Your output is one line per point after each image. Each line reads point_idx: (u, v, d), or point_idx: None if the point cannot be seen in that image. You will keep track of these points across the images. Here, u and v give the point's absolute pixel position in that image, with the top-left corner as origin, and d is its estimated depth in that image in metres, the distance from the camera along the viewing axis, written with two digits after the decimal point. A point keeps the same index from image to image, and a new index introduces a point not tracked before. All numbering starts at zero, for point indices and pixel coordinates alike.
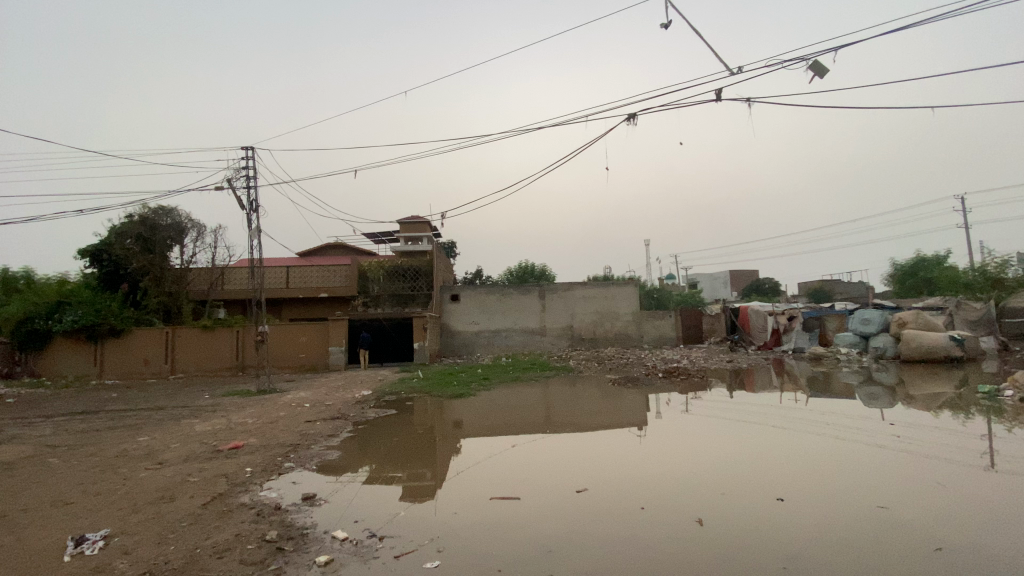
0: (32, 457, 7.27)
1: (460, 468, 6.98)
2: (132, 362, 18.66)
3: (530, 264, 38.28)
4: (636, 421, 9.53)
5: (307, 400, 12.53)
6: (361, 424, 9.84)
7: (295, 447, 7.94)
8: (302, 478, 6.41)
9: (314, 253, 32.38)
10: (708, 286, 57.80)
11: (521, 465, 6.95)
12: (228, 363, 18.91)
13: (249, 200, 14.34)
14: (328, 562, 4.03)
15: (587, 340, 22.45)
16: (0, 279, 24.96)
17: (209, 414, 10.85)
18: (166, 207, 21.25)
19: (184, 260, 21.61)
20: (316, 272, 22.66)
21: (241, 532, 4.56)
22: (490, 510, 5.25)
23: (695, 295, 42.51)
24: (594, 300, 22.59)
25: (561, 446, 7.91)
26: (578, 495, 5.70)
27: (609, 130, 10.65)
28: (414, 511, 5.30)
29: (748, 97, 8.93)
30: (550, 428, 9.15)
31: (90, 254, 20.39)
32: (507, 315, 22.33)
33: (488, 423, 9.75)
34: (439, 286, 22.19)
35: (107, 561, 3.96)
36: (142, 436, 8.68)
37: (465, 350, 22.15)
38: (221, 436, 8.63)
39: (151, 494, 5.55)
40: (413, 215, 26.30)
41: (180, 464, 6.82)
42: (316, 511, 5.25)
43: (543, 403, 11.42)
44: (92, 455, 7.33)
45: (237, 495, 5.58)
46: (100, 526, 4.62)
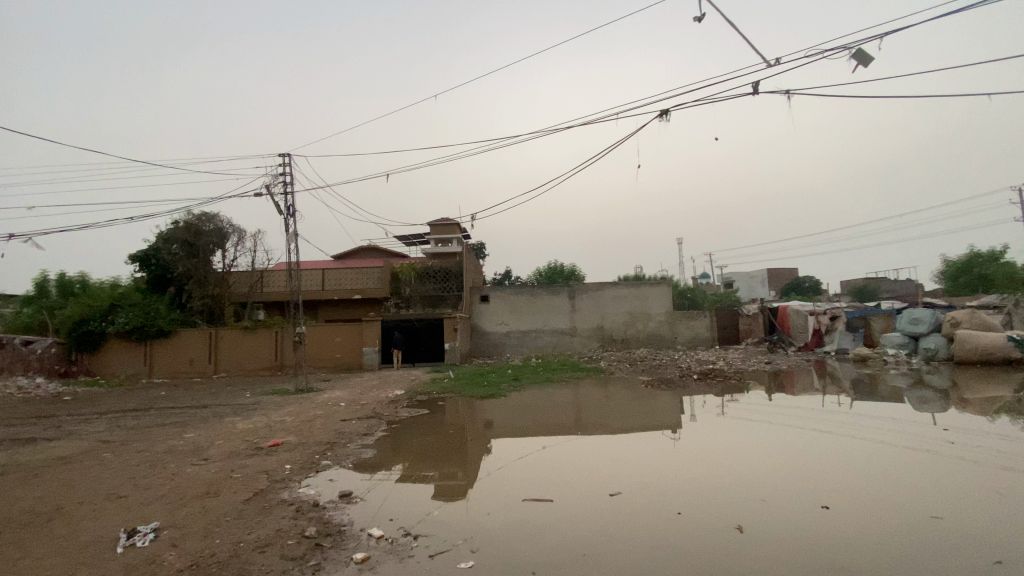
0: (88, 451, 7.68)
1: (492, 468, 6.99)
2: (179, 362, 19.50)
3: (559, 264, 38.15)
4: (671, 423, 9.35)
5: (342, 399, 12.82)
6: (395, 423, 10.00)
7: (332, 444, 8.13)
8: (339, 475, 6.55)
9: (348, 255, 33.16)
10: (745, 285, 56.16)
11: (554, 467, 6.91)
12: (268, 363, 19.53)
13: (287, 205, 14.76)
14: (365, 559, 4.09)
15: (618, 341, 22.18)
16: (60, 283, 26.59)
17: (250, 412, 11.23)
18: (210, 213, 22.22)
19: (225, 264, 22.51)
20: (349, 275, 23.18)
21: (281, 528, 4.68)
22: (523, 512, 5.22)
23: (730, 294, 41.39)
24: (626, 300, 22.28)
25: (595, 448, 7.83)
26: (612, 498, 5.61)
27: (642, 127, 10.50)
28: (447, 511, 5.33)
29: (788, 89, 8.64)
30: (582, 429, 9.07)
31: (140, 259, 21.44)
32: (537, 316, 22.26)
33: (519, 424, 9.74)
34: (468, 287, 22.30)
35: (158, 553, 4.13)
36: (188, 433, 9.05)
37: (495, 350, 22.20)
38: (261, 433, 8.91)
39: (197, 489, 5.77)
40: (443, 217, 26.60)
41: (223, 460, 7.08)
42: (353, 509, 5.35)
43: (575, 404, 11.34)
44: (143, 451, 7.69)
45: (278, 491, 5.76)
46: (151, 519, 4.82)
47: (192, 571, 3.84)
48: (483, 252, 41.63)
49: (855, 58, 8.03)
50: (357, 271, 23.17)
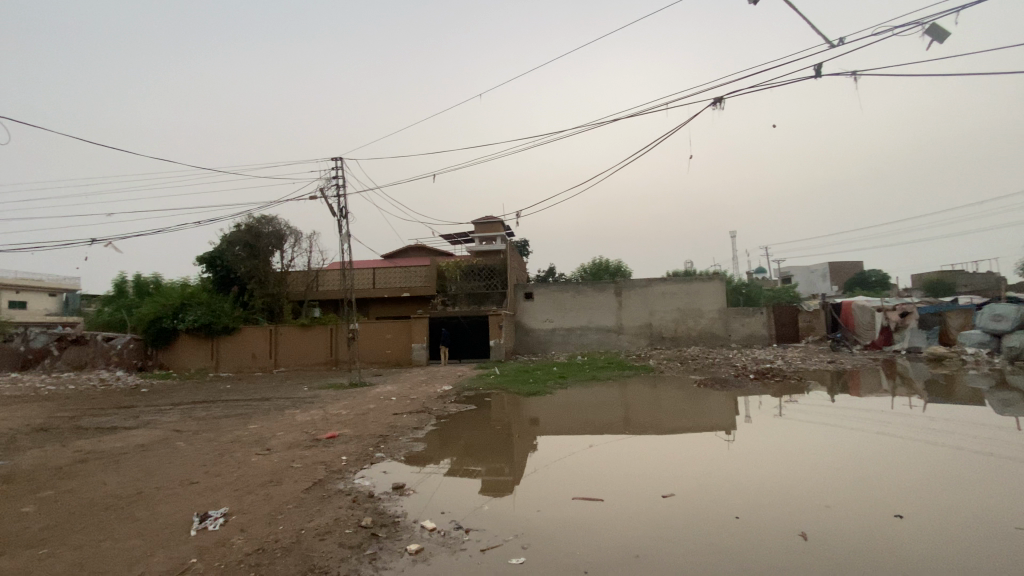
0: (165, 440, 8.26)
1: (539, 465, 6.98)
2: (242, 357, 20.67)
3: (605, 261, 37.64)
4: (724, 424, 8.99)
5: (393, 393, 13.15)
6: (444, 418, 10.16)
7: (384, 438, 8.35)
8: (391, 467, 6.74)
9: (396, 255, 34.03)
10: (804, 280, 53.46)
11: (603, 466, 6.79)
12: (322, 359, 20.32)
13: (339, 207, 15.29)
14: (418, 551, 4.17)
15: (668, 339, 21.60)
16: (137, 284, 28.73)
17: (308, 405, 11.74)
18: (269, 216, 23.33)
19: (284, 264, 23.59)
20: (398, 273, 23.78)
21: (339, 517, 4.85)
22: (573, 511, 5.17)
23: (787, 290, 39.45)
24: (675, 296, 21.67)
25: (645, 448, 7.65)
26: (665, 500, 5.45)
27: (692, 117, 10.14)
28: (496, 506, 5.35)
29: (853, 71, 8.10)
30: (630, 429, 8.89)
31: (207, 260, 22.81)
32: (583, 313, 22.02)
33: (566, 422, 9.66)
34: (513, 284, 22.34)
35: (227, 537, 4.37)
36: (253, 424, 9.56)
37: (540, 348, 22.16)
38: (318, 426, 9.29)
39: (261, 477, 6.08)
40: (487, 215, 26.80)
41: (284, 450, 7.42)
42: (406, 500, 5.47)
43: (622, 403, 11.14)
44: (212, 440, 8.19)
45: (335, 481, 5.98)
46: (220, 504, 5.12)
47: (258, 555, 4.03)
48: (528, 249, 41.63)
49: (928, 35, 7.44)
50: (405, 270, 23.73)
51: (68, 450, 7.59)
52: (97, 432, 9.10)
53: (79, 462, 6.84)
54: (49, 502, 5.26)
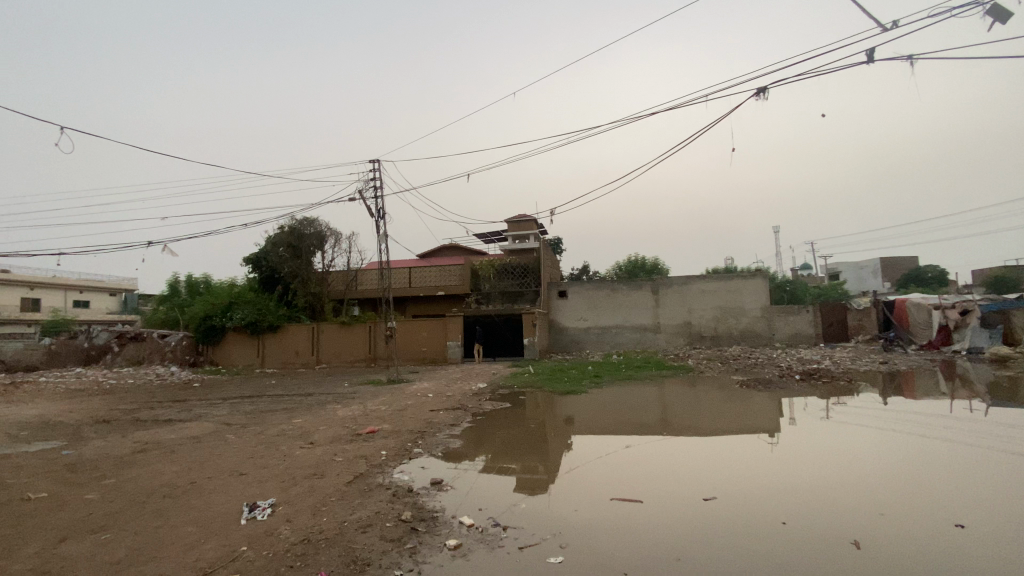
0: (215, 432, 8.65)
1: (575, 464, 6.92)
2: (286, 353, 21.41)
3: (641, 259, 37.09)
4: (767, 426, 8.68)
5: (430, 390, 13.36)
6: (480, 415, 10.23)
7: (422, 434, 8.47)
8: (429, 463, 6.83)
9: (432, 254, 34.52)
10: (854, 277, 51.16)
11: (640, 467, 6.67)
12: (361, 356, 20.82)
13: (376, 208, 15.63)
14: (457, 546, 4.21)
15: (707, 338, 21.05)
16: (189, 284, 30.21)
17: (348, 401, 12.05)
18: (310, 218, 24.09)
19: (324, 264, 24.30)
20: (433, 272, 24.12)
21: (380, 510, 4.95)
22: (611, 512, 5.09)
23: (834, 286, 37.83)
24: (715, 294, 21.10)
25: (684, 449, 7.47)
26: (706, 503, 5.30)
27: (731, 110, 9.80)
28: (533, 504, 5.33)
29: (907, 57, 7.64)
30: (667, 430, 8.69)
31: (253, 261, 23.75)
32: (618, 311, 21.74)
33: (601, 421, 9.54)
34: (547, 283, 22.26)
35: (274, 527, 4.53)
36: (296, 418, 9.90)
37: (575, 346, 22.00)
38: (358, 421, 9.51)
39: (305, 470, 6.27)
40: (520, 214, 26.81)
41: (326, 444, 7.63)
42: (443, 496, 5.54)
43: (660, 403, 10.93)
44: (258, 433, 8.51)
45: (375, 475, 6.11)
46: (268, 495, 5.31)
47: (304, 545, 4.16)
48: (561, 247, 41.45)
49: (990, 16, 6.93)
50: (440, 268, 24.04)
51: (128, 441, 8.05)
52: (154, 424, 9.62)
53: (138, 453, 7.24)
54: (112, 489, 5.59)
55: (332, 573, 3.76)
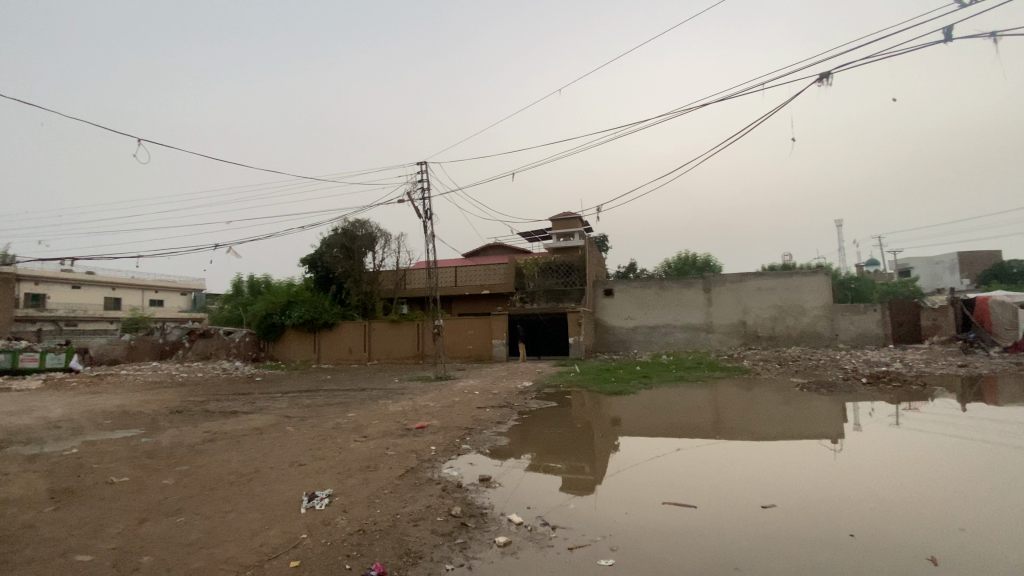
0: (277, 424, 9.11)
1: (623, 466, 6.79)
2: (340, 349, 22.22)
3: (691, 256, 36.02)
4: (830, 432, 8.20)
5: (476, 387, 13.50)
6: (526, 414, 10.24)
7: (469, 430, 8.58)
8: (477, 459, 6.90)
9: (478, 253, 34.89)
10: (927, 273, 47.70)
11: (692, 471, 6.47)
12: (410, 353, 21.30)
13: (424, 209, 15.96)
14: (507, 543, 4.22)
15: (764, 338, 20.16)
16: (252, 284, 31.95)
17: (398, 396, 12.38)
18: (362, 220, 24.88)
19: (375, 264, 25.04)
20: (478, 271, 24.41)
21: (431, 504, 5.04)
22: (661, 516, 4.96)
23: (904, 283, 35.35)
24: (773, 292, 20.15)
25: (738, 454, 7.17)
26: (764, 511, 5.06)
27: (792, 96, 9.31)
28: (582, 505, 5.27)
29: (995, 33, 6.98)
30: (720, 433, 8.38)
31: (309, 262, 24.80)
32: (668, 310, 21.18)
33: (650, 423, 9.31)
34: (592, 281, 21.97)
35: (331, 517, 4.70)
36: (351, 412, 10.27)
37: (622, 346, 21.63)
38: (408, 416, 9.75)
39: (359, 462, 6.49)
40: (565, 212, 26.61)
41: (378, 438, 7.87)
42: (492, 493, 5.57)
43: (712, 406, 10.57)
44: (315, 426, 8.88)
45: (425, 470, 6.23)
46: (325, 486, 5.53)
47: (359, 535, 4.29)
48: (608, 243, 40.83)
49: None
50: (485, 267, 24.29)
51: (199, 430, 8.60)
52: (221, 415, 10.24)
53: (207, 442, 7.71)
54: (185, 475, 5.98)
55: (386, 563, 3.86)
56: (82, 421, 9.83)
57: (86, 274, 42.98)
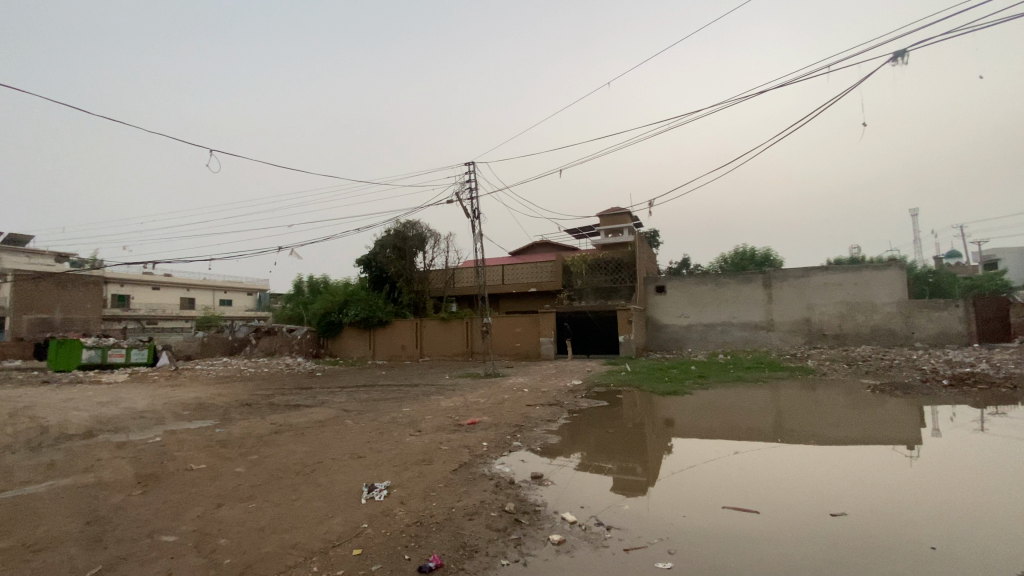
0: (337, 417, 9.52)
1: (677, 468, 6.59)
2: (394, 346, 22.88)
3: (748, 250, 34.58)
4: (907, 437, 7.61)
5: (526, 385, 13.56)
6: (576, 412, 10.16)
7: (520, 428, 8.61)
8: (528, 457, 6.91)
9: (525, 251, 35.00)
10: (1017, 266, 43.48)
11: (749, 475, 6.20)
12: (460, 350, 21.62)
13: (473, 209, 16.17)
14: (561, 541, 4.20)
15: (830, 336, 19.04)
16: (311, 284, 33.50)
17: (450, 392, 12.62)
18: (412, 220, 25.51)
19: (426, 264, 25.61)
20: (525, 269, 24.50)
21: (485, 499, 5.10)
22: (721, 521, 4.78)
23: (990, 277, 32.39)
24: (840, 288, 18.98)
25: (803, 459, 6.78)
26: (834, 520, 4.76)
27: (865, 77, 8.79)
28: (636, 506, 5.18)
29: None
30: (783, 437, 7.96)
31: (364, 263, 25.69)
32: (724, 307, 20.41)
33: (706, 424, 9.01)
34: (643, 278, 21.48)
35: (390, 508, 4.85)
36: (405, 407, 10.57)
37: (675, 344, 21.05)
38: (460, 412, 9.92)
39: (415, 455, 6.66)
40: (613, 207, 26.16)
41: (432, 433, 8.03)
42: (544, 491, 5.56)
43: (773, 407, 10.08)
44: (372, 420, 9.19)
45: (478, 465, 6.31)
46: (384, 478, 5.71)
47: (416, 527, 4.40)
48: (659, 239, 39.78)
49: None
50: (532, 265, 24.33)
51: (266, 422, 9.13)
52: (286, 408, 10.81)
53: (274, 433, 8.17)
54: (255, 464, 6.35)
55: (443, 555, 3.93)
56: (164, 411, 10.66)
57: (164, 275, 46.47)
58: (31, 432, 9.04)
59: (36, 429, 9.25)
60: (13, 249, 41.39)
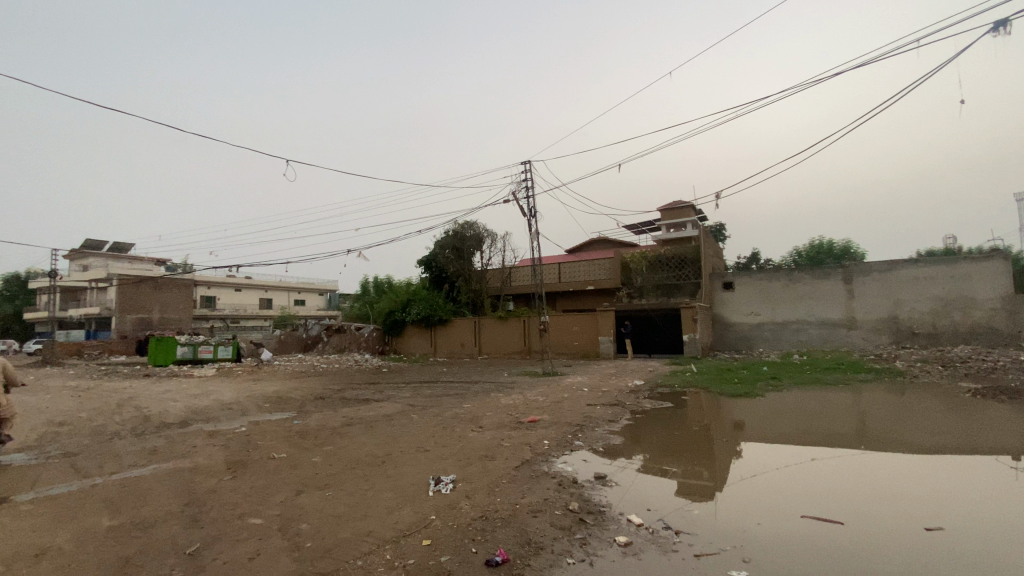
0: (403, 412, 9.86)
1: (747, 473, 6.29)
2: (454, 344, 23.38)
3: (824, 243, 32.35)
4: (1015, 447, 6.81)
5: (585, 384, 13.41)
6: (639, 413, 9.92)
7: (581, 427, 8.53)
8: (591, 456, 6.84)
9: (583, 249, 34.65)
10: None
11: (826, 484, 5.78)
12: (518, 348, 21.70)
13: (529, 208, 16.23)
14: (628, 543, 4.13)
15: (921, 335, 17.40)
16: (376, 284, 34.95)
17: (509, 389, 12.74)
18: (469, 221, 25.97)
19: (483, 263, 25.99)
20: (583, 267, 24.24)
21: (548, 497, 5.09)
22: (799, 531, 4.50)
23: None
24: (933, 282, 17.31)
25: (889, 469, 6.25)
26: (928, 534, 4.34)
27: (964, 49, 8.04)
28: (706, 511, 4.99)
29: None
30: (866, 444, 7.36)
31: (424, 263, 26.43)
32: (799, 303, 19.22)
33: (781, 429, 8.52)
34: (708, 274, 20.61)
35: (456, 501, 4.96)
36: (466, 403, 10.77)
37: (744, 344, 20.12)
38: (521, 409, 9.96)
39: (477, 451, 6.77)
40: (674, 201, 25.31)
41: (493, 429, 8.13)
42: (609, 491, 5.48)
43: (855, 412, 9.38)
44: (435, 415, 9.44)
45: (540, 463, 6.32)
46: (449, 472, 5.85)
47: (481, 522, 4.46)
48: (724, 233, 38.06)
49: None
50: (590, 263, 24.05)
51: (337, 415, 9.62)
52: (355, 402, 11.34)
53: (346, 425, 8.58)
54: (330, 455, 6.71)
55: (509, 551, 3.96)
56: (247, 404, 11.51)
57: (245, 278, 49.92)
58: (136, 420, 10.04)
59: (140, 418, 10.28)
60: (117, 256, 46.17)
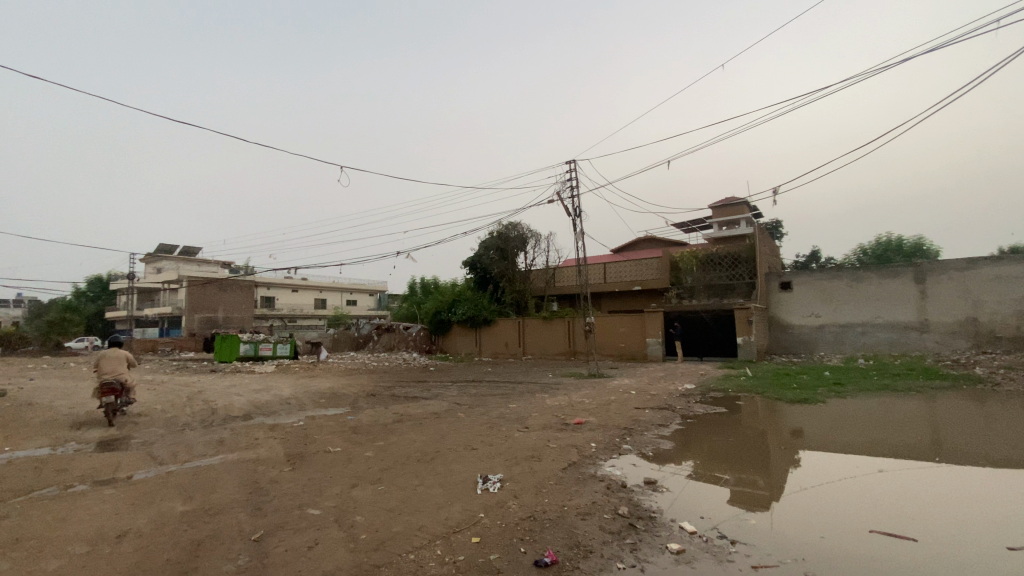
0: (450, 410, 10.04)
1: (808, 483, 5.97)
2: (498, 344, 23.53)
3: (892, 241, 30.32)
4: None
5: (632, 387, 13.18)
6: (690, 418, 9.63)
7: (630, 431, 8.37)
8: (640, 461, 6.70)
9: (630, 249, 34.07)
10: None
11: (898, 498, 5.39)
12: (562, 349, 21.56)
13: (574, 207, 16.16)
14: (680, 551, 4.01)
15: (1005, 340, 15.92)
16: (423, 285, 35.73)
17: (554, 390, 12.70)
18: (513, 223, 26.06)
19: (527, 263, 26.03)
20: (629, 267, 23.83)
21: (597, 501, 5.03)
22: (867, 546, 4.22)
23: None
24: (1019, 282, 15.80)
25: (971, 483, 5.74)
26: (1016, 555, 3.96)
27: None
28: (765, 521, 4.77)
29: None
30: (943, 456, 6.81)
31: (468, 264, 26.78)
32: (863, 305, 18.09)
33: (845, 437, 8.04)
34: (764, 274, 19.76)
35: (503, 500, 4.99)
36: (511, 403, 10.84)
37: (803, 347, 19.18)
38: (567, 411, 9.88)
39: (524, 451, 6.79)
40: (726, 199, 24.46)
41: (540, 430, 8.14)
42: (659, 497, 5.34)
43: (929, 421, 8.73)
44: (482, 414, 9.54)
45: (588, 466, 6.24)
46: (496, 471, 5.89)
47: (530, 522, 4.47)
48: (780, 231, 36.42)
49: None
50: (637, 263, 23.62)
51: (388, 412, 9.90)
52: (404, 400, 11.64)
53: (395, 422, 8.81)
54: (381, 450, 6.91)
55: (558, 552, 3.95)
56: (304, 399, 12.06)
57: (301, 279, 52.28)
58: (204, 413, 10.73)
59: (208, 410, 10.99)
60: (187, 259, 49.56)
